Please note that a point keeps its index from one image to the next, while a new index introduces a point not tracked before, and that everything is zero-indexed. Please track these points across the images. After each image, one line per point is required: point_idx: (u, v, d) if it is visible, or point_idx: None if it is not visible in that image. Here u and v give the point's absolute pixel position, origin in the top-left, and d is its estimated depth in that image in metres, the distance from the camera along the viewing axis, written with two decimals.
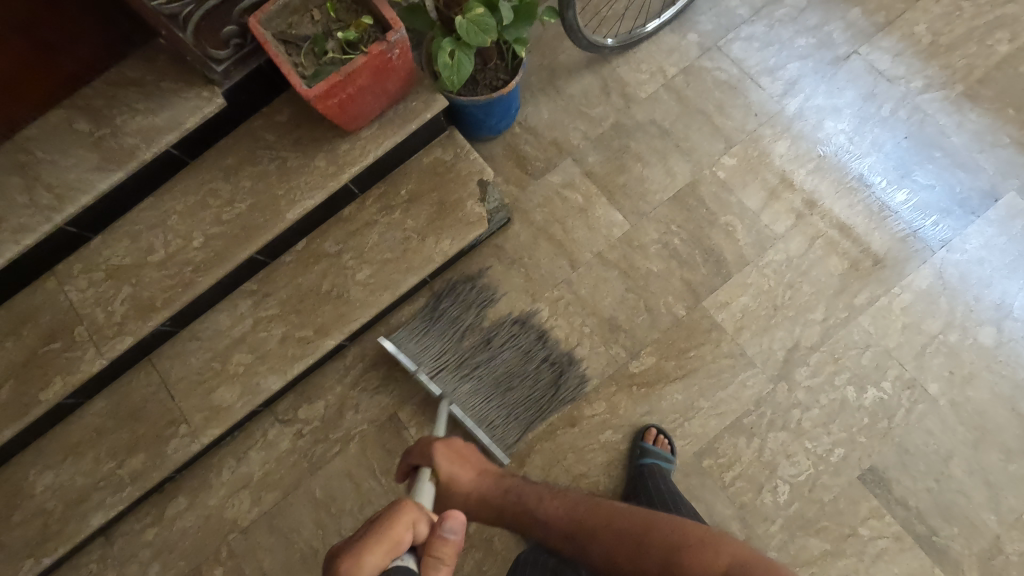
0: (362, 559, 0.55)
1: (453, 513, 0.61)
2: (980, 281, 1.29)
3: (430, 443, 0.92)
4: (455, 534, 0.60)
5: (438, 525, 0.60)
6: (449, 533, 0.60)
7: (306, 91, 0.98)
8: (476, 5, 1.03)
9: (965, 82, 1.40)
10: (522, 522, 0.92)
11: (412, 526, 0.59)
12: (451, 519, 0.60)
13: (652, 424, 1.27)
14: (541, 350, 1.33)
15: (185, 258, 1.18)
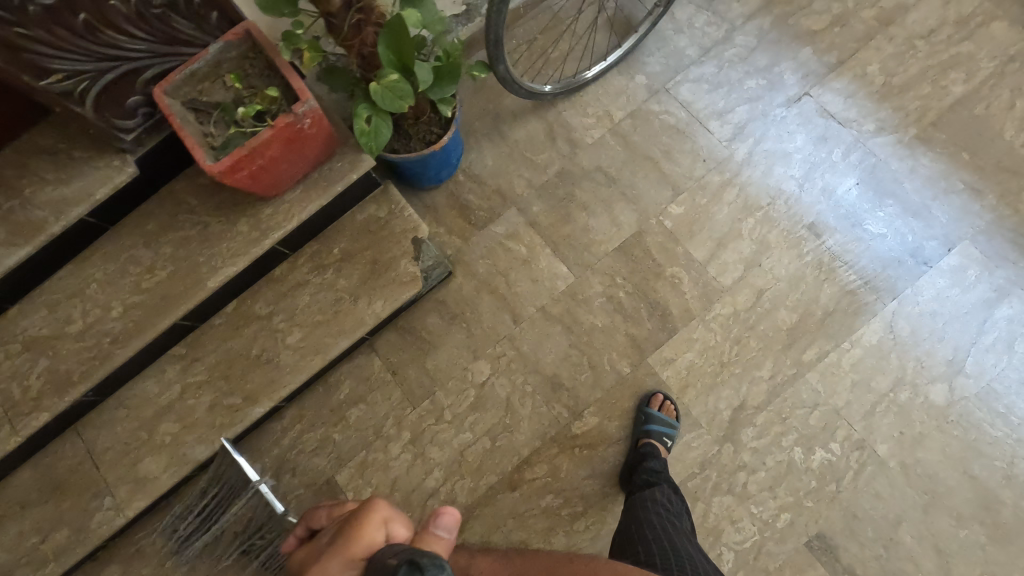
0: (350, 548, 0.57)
1: (446, 510, 0.61)
2: (932, 334, 1.25)
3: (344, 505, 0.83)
4: (445, 532, 0.61)
5: (427, 525, 0.61)
6: (438, 531, 0.61)
7: (209, 167, 0.93)
8: (391, 71, 0.97)
9: (918, 125, 1.35)
10: None
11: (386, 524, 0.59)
12: (443, 516, 0.61)
13: (657, 389, 1.28)
14: (394, 476, 1.31)
15: (103, 329, 1.14)
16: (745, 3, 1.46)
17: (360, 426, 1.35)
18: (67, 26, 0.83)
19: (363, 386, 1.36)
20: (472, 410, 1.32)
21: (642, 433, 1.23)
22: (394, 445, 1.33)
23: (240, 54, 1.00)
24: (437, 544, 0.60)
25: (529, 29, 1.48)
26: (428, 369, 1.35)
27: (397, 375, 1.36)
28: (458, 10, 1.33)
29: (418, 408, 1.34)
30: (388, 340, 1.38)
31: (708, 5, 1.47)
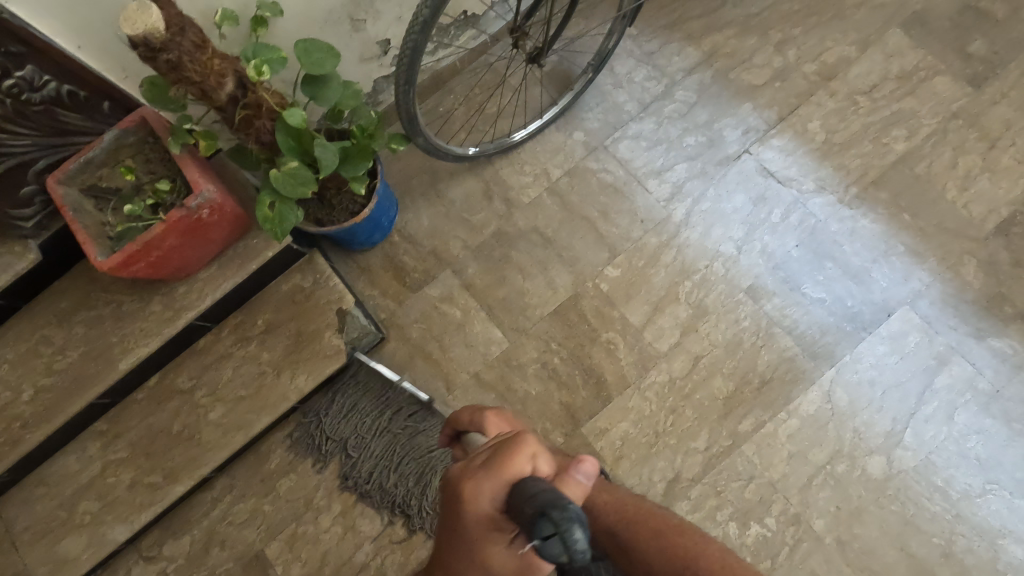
0: (480, 483, 0.49)
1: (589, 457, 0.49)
2: (870, 404, 1.22)
3: (476, 411, 0.69)
4: (587, 481, 0.49)
5: (565, 467, 0.49)
6: (582, 478, 0.48)
7: (101, 264, 0.91)
8: (291, 157, 0.94)
9: (858, 184, 1.32)
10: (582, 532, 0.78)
11: (531, 459, 0.49)
12: (585, 463, 0.48)
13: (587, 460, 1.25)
14: (324, 549, 1.28)
15: (14, 412, 1.10)
16: (686, 56, 1.44)
17: (290, 497, 1.31)
18: None
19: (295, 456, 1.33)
20: (404, 480, 1.29)
21: None
22: (324, 516, 1.29)
23: (139, 139, 0.97)
24: (580, 494, 0.48)
25: (466, 84, 1.45)
26: (360, 438, 1.32)
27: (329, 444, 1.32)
28: (387, 71, 1.30)
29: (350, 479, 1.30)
30: (320, 408, 1.34)
31: (648, 59, 1.45)
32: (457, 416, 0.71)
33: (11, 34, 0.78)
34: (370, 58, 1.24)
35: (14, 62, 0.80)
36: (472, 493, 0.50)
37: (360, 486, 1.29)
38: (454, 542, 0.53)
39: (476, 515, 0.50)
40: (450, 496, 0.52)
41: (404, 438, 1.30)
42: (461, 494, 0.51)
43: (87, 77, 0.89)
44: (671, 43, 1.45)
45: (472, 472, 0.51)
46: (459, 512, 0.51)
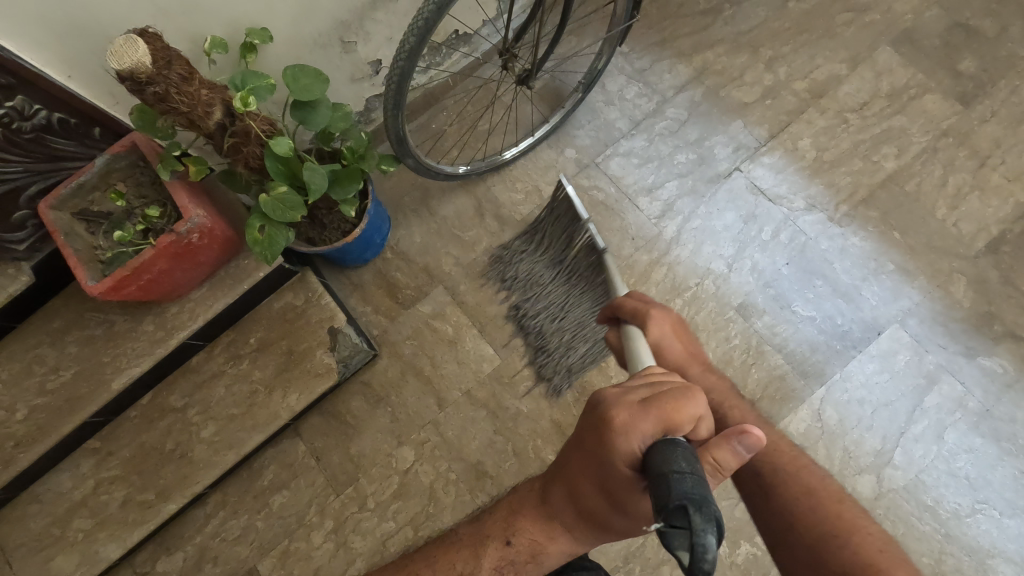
0: (638, 424, 0.60)
1: (751, 432, 0.61)
2: (860, 423, 1.22)
3: (642, 308, 0.86)
4: (743, 450, 0.61)
5: (729, 437, 0.61)
6: (738, 447, 0.61)
7: (91, 288, 0.92)
8: (279, 182, 0.96)
9: (849, 203, 1.33)
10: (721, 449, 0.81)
11: (696, 420, 0.60)
12: (749, 437, 0.61)
13: None
14: (316, 566, 1.28)
15: (7, 432, 1.11)
16: (677, 73, 1.44)
17: (282, 514, 1.31)
18: None
19: (287, 473, 1.33)
20: (395, 497, 1.30)
21: None
22: (316, 533, 1.30)
23: (130, 163, 0.98)
24: (732, 458, 0.61)
25: (459, 101, 1.46)
26: (351, 454, 1.33)
27: (321, 461, 1.33)
28: (379, 90, 1.31)
29: (342, 496, 1.31)
30: (312, 425, 1.35)
31: (640, 76, 1.45)
32: (621, 305, 0.89)
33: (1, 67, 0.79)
34: (361, 78, 1.25)
35: (3, 93, 0.81)
36: (623, 438, 0.60)
37: (525, 321, 1.33)
38: (592, 462, 0.66)
39: (625, 453, 0.60)
40: (600, 429, 0.64)
41: (577, 293, 1.23)
42: (611, 432, 0.61)
43: (77, 106, 0.89)
44: (662, 60, 1.46)
45: (629, 412, 0.61)
46: (606, 435, 0.62)
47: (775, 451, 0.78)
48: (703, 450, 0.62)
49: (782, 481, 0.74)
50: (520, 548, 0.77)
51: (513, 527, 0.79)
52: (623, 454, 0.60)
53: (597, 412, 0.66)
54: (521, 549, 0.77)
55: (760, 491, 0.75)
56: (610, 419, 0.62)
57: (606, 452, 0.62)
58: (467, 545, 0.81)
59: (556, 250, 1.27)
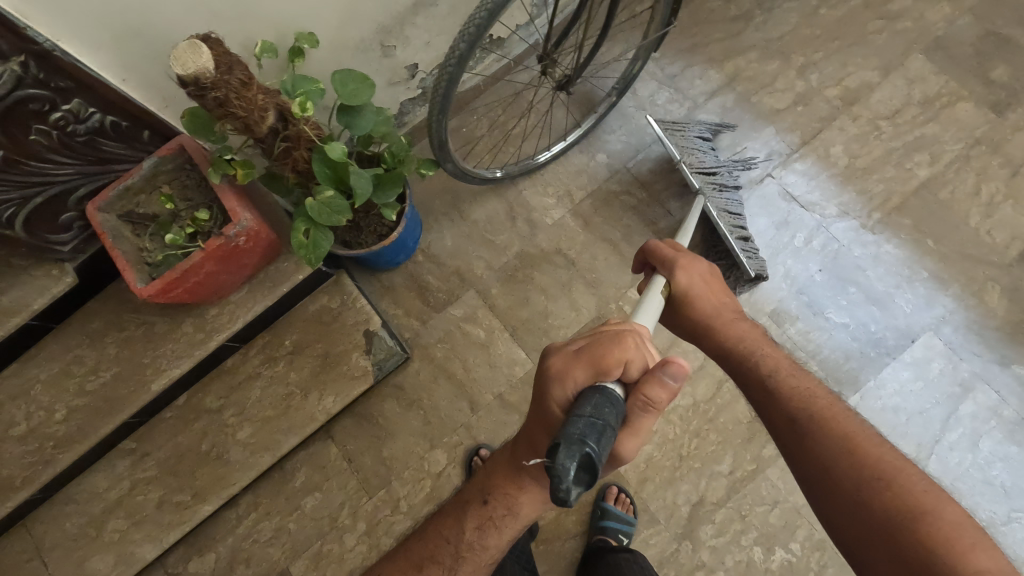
0: (573, 373, 0.72)
1: (675, 362, 0.69)
2: (894, 430, 1.22)
3: (673, 256, 0.98)
4: (671, 380, 0.69)
5: (655, 370, 0.69)
6: (665, 378, 0.69)
7: (140, 290, 0.92)
8: (326, 186, 0.96)
9: (881, 210, 1.33)
10: (752, 388, 0.89)
11: (623, 362, 0.70)
12: (672, 366, 0.68)
13: (613, 483, 1.25)
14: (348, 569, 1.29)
15: (47, 432, 1.12)
16: (708, 79, 1.45)
17: (315, 516, 1.31)
18: None
19: (319, 475, 1.33)
20: (428, 500, 1.30)
21: (598, 529, 1.20)
22: (349, 536, 1.30)
23: (177, 166, 0.99)
24: (662, 389, 0.69)
25: (489, 104, 1.46)
26: (384, 457, 1.33)
27: (353, 463, 1.33)
28: (413, 93, 1.31)
29: (374, 499, 1.31)
30: (344, 427, 1.35)
31: (671, 81, 1.46)
32: (653, 250, 1.02)
33: (61, 71, 0.78)
34: (397, 82, 1.25)
35: (61, 96, 0.81)
36: (555, 385, 0.73)
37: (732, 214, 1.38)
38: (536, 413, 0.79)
39: (559, 397, 0.73)
40: (539, 385, 0.78)
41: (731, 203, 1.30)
42: (549, 381, 0.75)
43: (130, 110, 0.89)
44: (693, 66, 1.46)
45: (562, 364, 0.74)
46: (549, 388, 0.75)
47: (812, 401, 0.81)
48: (636, 389, 0.70)
49: (816, 431, 0.78)
50: (494, 505, 0.90)
51: (489, 489, 0.92)
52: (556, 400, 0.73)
53: (542, 368, 0.79)
54: (496, 506, 0.90)
55: (796, 442, 0.79)
56: (548, 369, 0.76)
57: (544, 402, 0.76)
58: (454, 511, 0.96)
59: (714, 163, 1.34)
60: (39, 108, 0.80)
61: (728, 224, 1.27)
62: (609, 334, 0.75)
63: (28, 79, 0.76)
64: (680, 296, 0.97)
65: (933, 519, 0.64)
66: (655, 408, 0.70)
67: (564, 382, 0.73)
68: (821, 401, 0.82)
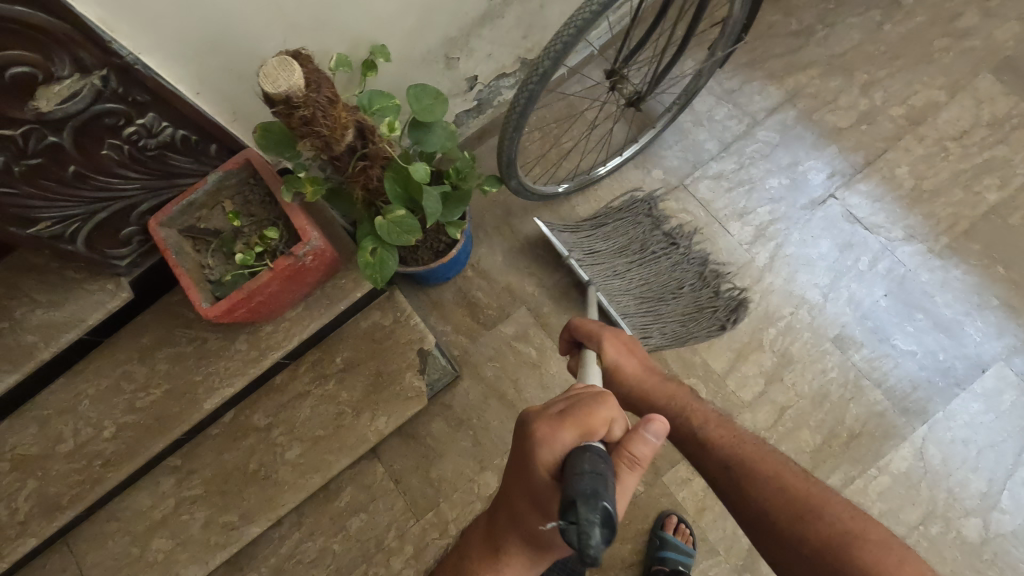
0: (556, 433, 0.57)
1: (656, 419, 0.59)
2: (964, 463, 1.18)
3: (597, 328, 0.90)
4: (655, 440, 0.59)
5: (638, 427, 0.59)
6: (650, 438, 0.58)
7: (206, 311, 0.89)
8: (397, 205, 0.92)
9: (949, 234, 1.29)
10: (681, 444, 0.83)
11: (607, 421, 0.59)
12: (656, 423, 0.59)
13: (671, 511, 1.21)
14: None
15: (96, 450, 1.09)
16: (768, 95, 1.41)
17: (360, 538, 1.27)
18: (55, 178, 0.78)
19: (364, 495, 1.29)
20: None
21: (657, 560, 1.15)
22: (395, 559, 1.26)
23: (240, 180, 0.95)
24: (647, 450, 0.58)
25: (541, 117, 1.42)
26: (432, 478, 1.29)
27: (400, 483, 1.29)
28: (469, 105, 1.28)
29: (422, 521, 1.27)
30: (391, 446, 1.31)
31: (729, 97, 1.42)
32: (580, 329, 0.92)
33: (140, 84, 0.75)
34: (456, 94, 1.22)
35: (137, 110, 0.78)
36: (537, 449, 0.57)
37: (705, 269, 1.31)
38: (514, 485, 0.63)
39: (544, 464, 0.57)
40: (516, 451, 0.62)
41: (644, 283, 1.29)
42: (527, 445, 0.59)
43: (201, 123, 0.86)
44: (752, 81, 1.42)
45: (544, 424, 0.59)
46: (529, 452, 0.58)
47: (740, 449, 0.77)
48: (619, 448, 0.59)
49: (749, 477, 0.74)
50: None
51: None
52: (540, 468, 0.57)
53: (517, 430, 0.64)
54: None
55: (733, 489, 0.75)
56: (526, 432, 0.60)
57: (524, 470, 0.59)
58: None
59: (620, 245, 1.32)
60: (114, 122, 0.77)
61: (629, 308, 1.26)
62: (586, 393, 0.64)
63: (107, 93, 0.73)
64: (607, 372, 0.88)
65: (868, 545, 0.64)
66: (638, 475, 0.59)
67: (549, 446, 0.56)
68: (749, 447, 0.77)
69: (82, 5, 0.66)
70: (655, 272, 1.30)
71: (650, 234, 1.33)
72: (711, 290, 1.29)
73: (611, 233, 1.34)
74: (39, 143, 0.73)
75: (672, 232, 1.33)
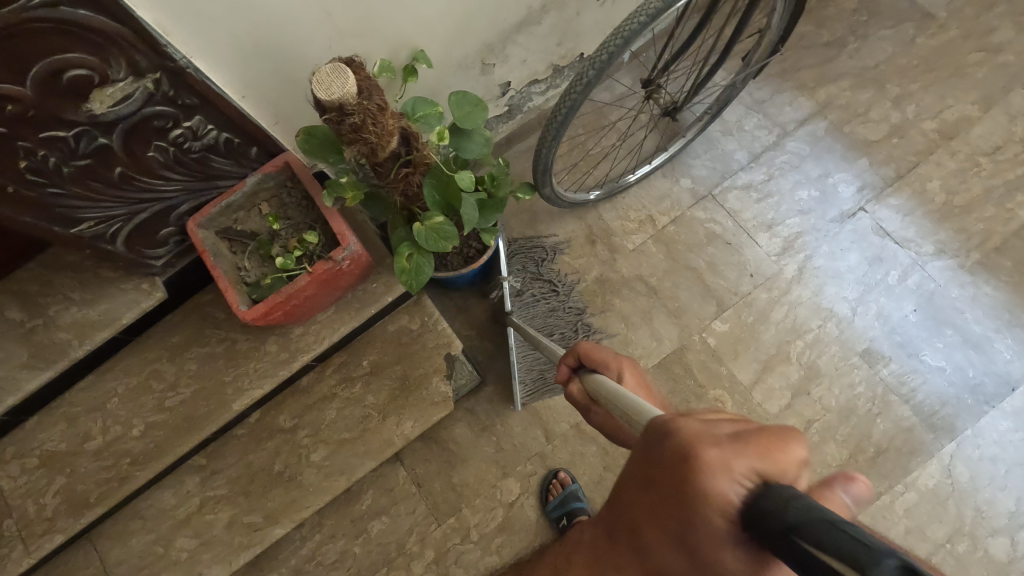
0: (735, 461, 0.33)
1: (857, 478, 0.36)
2: (993, 481, 1.17)
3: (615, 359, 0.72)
4: (853, 509, 0.35)
5: (833, 482, 0.35)
6: (849, 501, 0.35)
7: (244, 314, 0.89)
8: (436, 212, 0.91)
9: (980, 250, 1.28)
10: None
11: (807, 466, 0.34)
12: (859, 485, 0.35)
13: None
14: None
15: (124, 448, 1.09)
16: (799, 106, 1.41)
17: (382, 541, 1.27)
18: (101, 178, 0.78)
19: (387, 498, 1.29)
20: (499, 530, 1.26)
21: None
22: (416, 563, 1.26)
23: (278, 183, 0.95)
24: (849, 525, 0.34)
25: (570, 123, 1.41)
26: (455, 483, 1.29)
27: (423, 487, 1.29)
28: (499, 111, 1.28)
29: (443, 526, 1.27)
30: (414, 450, 1.31)
31: (759, 107, 1.42)
32: (590, 351, 0.75)
33: (190, 88, 0.75)
34: (489, 99, 1.21)
35: (184, 113, 0.78)
36: (701, 475, 0.33)
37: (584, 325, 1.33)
38: (637, 524, 0.39)
39: (708, 504, 0.33)
40: (646, 472, 0.38)
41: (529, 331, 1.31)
42: (672, 465, 0.36)
43: (244, 126, 0.86)
44: (782, 92, 1.42)
45: (708, 438, 0.35)
46: (682, 479, 0.34)
47: None
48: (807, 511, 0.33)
49: None
50: None
51: None
52: (709, 511, 0.33)
53: (644, 442, 0.41)
54: None
55: None
56: (672, 446, 0.36)
57: (665, 506, 0.36)
58: None
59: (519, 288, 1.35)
60: (162, 124, 0.77)
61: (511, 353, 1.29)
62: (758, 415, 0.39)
63: (158, 96, 0.73)
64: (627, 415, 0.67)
65: None
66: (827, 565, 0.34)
67: (726, 473, 0.33)
68: None
69: (142, 10, 0.66)
70: (529, 313, 1.32)
71: (530, 274, 1.36)
72: (576, 339, 1.32)
73: (498, 267, 1.34)
74: (89, 144, 0.73)
75: (554, 276, 1.36)
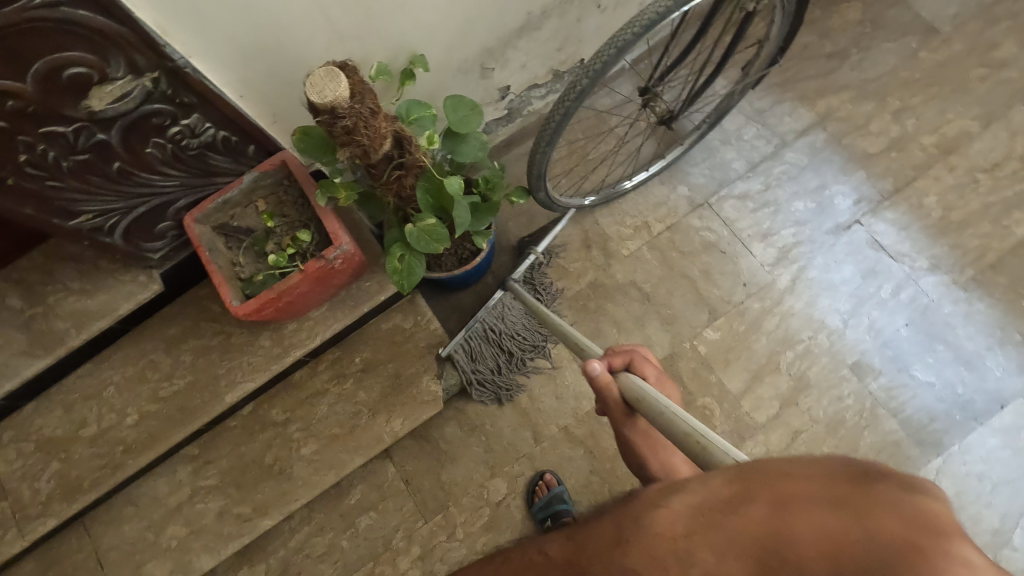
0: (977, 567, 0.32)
1: None
2: (978, 498, 1.17)
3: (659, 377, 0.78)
4: None
5: None
6: None
7: (236, 309, 0.91)
8: (427, 214, 0.92)
9: (975, 266, 1.28)
10: None
11: None
12: None
13: None
14: None
15: (118, 436, 1.11)
16: (798, 117, 1.41)
17: (369, 536, 1.29)
18: (99, 172, 0.80)
19: (375, 494, 1.31)
20: (485, 529, 1.27)
21: None
22: (402, 559, 1.27)
23: (275, 181, 0.97)
24: None
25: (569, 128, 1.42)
26: (443, 481, 1.30)
27: (411, 485, 1.31)
28: (499, 114, 1.29)
29: (430, 523, 1.28)
30: (405, 447, 1.33)
31: (759, 117, 1.42)
32: (642, 363, 0.78)
33: (188, 86, 0.77)
34: (488, 103, 1.22)
35: (182, 111, 0.79)
36: (951, 560, 0.32)
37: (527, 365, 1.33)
38: (803, 531, 0.37)
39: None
40: (850, 504, 0.36)
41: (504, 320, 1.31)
42: (908, 528, 0.34)
43: (242, 125, 0.87)
44: (783, 102, 1.42)
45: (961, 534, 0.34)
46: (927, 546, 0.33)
47: None
48: None
49: None
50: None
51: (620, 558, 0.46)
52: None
53: (850, 475, 0.39)
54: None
55: None
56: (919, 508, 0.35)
57: (865, 545, 0.34)
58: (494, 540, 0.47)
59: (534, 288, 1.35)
60: (160, 122, 0.78)
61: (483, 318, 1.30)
62: None
63: (156, 94, 0.75)
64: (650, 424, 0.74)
65: None
66: None
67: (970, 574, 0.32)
68: None
69: (141, 11, 0.67)
70: (504, 315, 1.31)
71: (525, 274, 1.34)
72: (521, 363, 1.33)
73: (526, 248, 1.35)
74: (88, 140, 0.75)
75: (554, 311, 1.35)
